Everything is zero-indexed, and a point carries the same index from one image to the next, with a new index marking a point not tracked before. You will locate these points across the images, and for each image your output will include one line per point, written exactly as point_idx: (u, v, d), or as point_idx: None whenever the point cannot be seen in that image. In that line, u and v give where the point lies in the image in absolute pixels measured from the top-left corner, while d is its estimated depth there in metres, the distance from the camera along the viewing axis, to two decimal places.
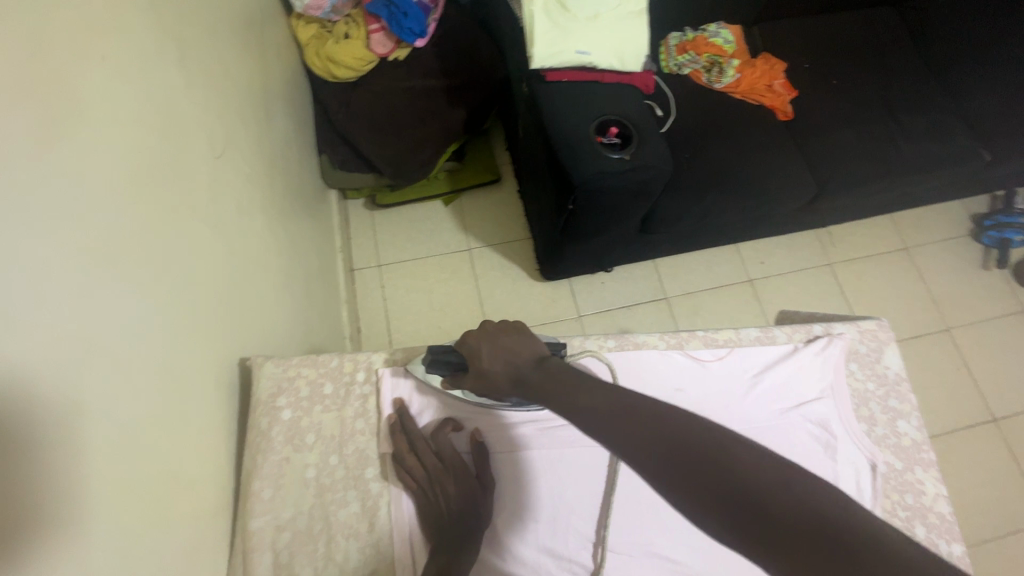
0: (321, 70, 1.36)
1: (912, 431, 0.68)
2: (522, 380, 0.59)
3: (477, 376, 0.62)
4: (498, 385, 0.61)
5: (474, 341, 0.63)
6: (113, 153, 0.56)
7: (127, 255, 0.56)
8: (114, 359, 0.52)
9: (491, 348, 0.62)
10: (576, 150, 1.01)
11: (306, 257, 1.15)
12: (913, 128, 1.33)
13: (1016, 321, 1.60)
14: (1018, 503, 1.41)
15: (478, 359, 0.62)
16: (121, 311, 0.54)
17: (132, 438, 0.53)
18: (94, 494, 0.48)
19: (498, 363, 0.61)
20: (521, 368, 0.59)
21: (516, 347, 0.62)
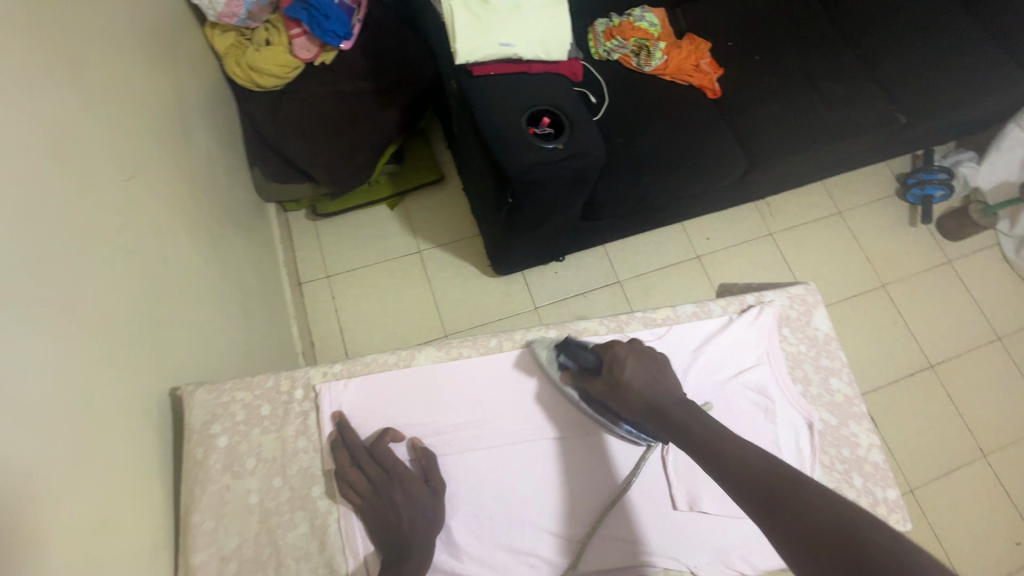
0: (243, 79, 1.31)
1: (843, 387, 0.72)
2: (660, 415, 0.61)
3: (611, 384, 0.65)
4: (626, 399, 0.64)
5: (623, 353, 0.66)
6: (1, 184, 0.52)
7: (29, 293, 0.53)
8: (24, 405, 0.49)
9: (633, 364, 0.65)
10: (509, 144, 1.01)
11: (243, 275, 1.11)
12: (833, 97, 1.39)
13: (943, 272, 1.70)
14: (956, 441, 1.51)
15: (619, 369, 0.65)
16: (27, 352, 0.51)
17: (50, 485, 0.50)
18: (9, 550, 0.45)
19: (637, 380, 0.64)
20: (660, 399, 0.62)
21: (660, 375, 0.65)
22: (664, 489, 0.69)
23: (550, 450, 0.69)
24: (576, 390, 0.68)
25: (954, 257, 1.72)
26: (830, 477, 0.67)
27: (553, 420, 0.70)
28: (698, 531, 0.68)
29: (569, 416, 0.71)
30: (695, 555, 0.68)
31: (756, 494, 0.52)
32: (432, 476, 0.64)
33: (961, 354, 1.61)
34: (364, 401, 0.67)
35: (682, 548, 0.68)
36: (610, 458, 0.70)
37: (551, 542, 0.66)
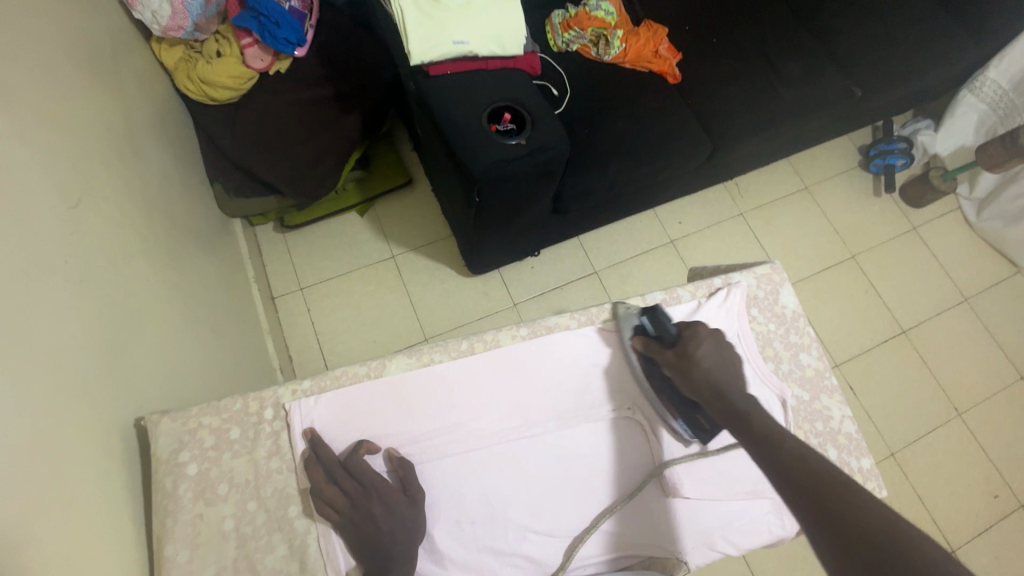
0: (196, 94, 1.27)
1: (813, 361, 0.73)
2: (724, 400, 0.61)
3: (681, 357, 0.65)
4: (692, 376, 0.64)
5: (704, 336, 0.66)
6: None
7: None
8: None
9: (706, 347, 0.65)
10: (472, 144, 1.00)
11: (209, 295, 1.09)
12: (791, 75, 1.41)
13: (909, 239, 1.74)
14: (932, 403, 1.55)
15: (693, 347, 0.65)
16: None
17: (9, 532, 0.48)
18: None
19: (708, 361, 0.64)
20: (727, 388, 0.62)
21: (730, 367, 0.65)
22: (646, 480, 0.70)
23: (532, 448, 0.69)
24: (643, 355, 0.69)
25: (919, 224, 1.76)
26: None
27: (528, 416, 0.69)
28: (683, 519, 0.68)
29: (546, 412, 0.70)
30: (682, 541, 0.68)
31: (803, 498, 0.51)
32: (410, 486, 0.62)
33: (931, 318, 1.65)
34: (336, 417, 0.65)
35: (668, 536, 0.68)
36: (591, 451, 0.70)
37: (535, 539, 0.66)
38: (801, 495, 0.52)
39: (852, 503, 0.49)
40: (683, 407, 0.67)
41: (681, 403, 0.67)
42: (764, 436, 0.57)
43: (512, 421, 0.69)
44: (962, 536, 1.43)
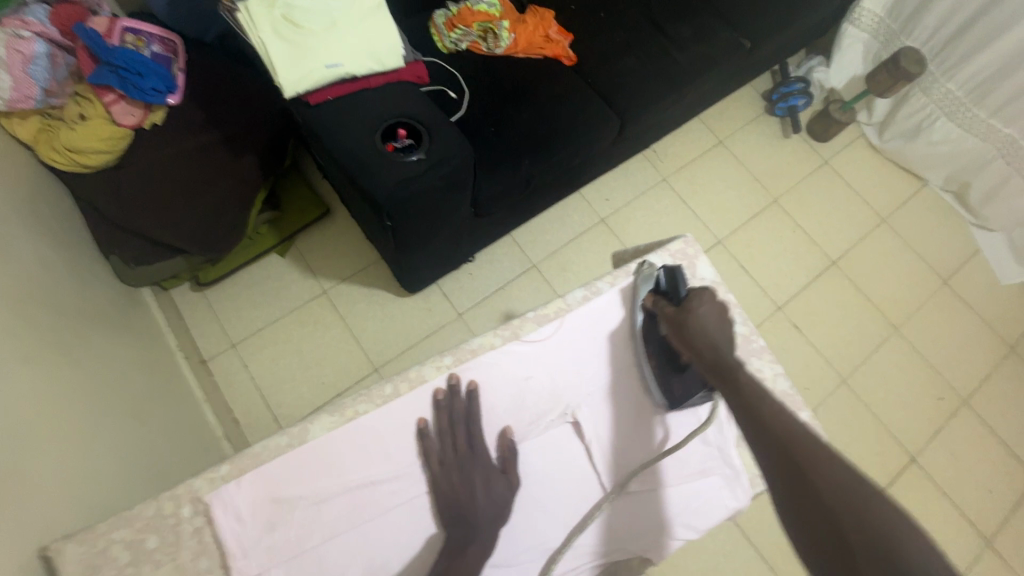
0: (66, 163, 1.14)
1: (739, 327, 0.73)
2: (717, 355, 0.58)
3: (679, 313, 0.62)
4: (686, 326, 0.61)
5: (704, 294, 0.63)
6: None
7: None
8: None
9: (708, 307, 0.62)
10: (370, 168, 0.96)
11: (120, 380, 1.00)
12: (681, 37, 1.42)
13: (823, 173, 1.81)
14: (871, 324, 1.63)
15: (695, 303, 0.62)
16: None
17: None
18: None
19: (707, 320, 0.61)
20: (720, 346, 0.59)
21: (720, 326, 0.61)
22: (593, 481, 0.65)
23: (495, 471, 0.61)
24: (647, 308, 0.67)
25: (830, 156, 1.83)
26: None
27: (474, 442, 0.62)
28: (637, 513, 0.64)
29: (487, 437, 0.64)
30: (642, 539, 0.64)
31: (778, 460, 0.50)
32: (350, 538, 0.58)
33: (857, 244, 1.72)
34: (264, 498, 0.58)
35: (630, 538, 0.64)
36: (534, 466, 0.64)
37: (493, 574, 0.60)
38: (778, 458, 0.51)
39: (824, 466, 0.48)
40: (664, 369, 0.67)
41: (665, 364, 0.66)
42: (748, 400, 0.54)
43: (457, 447, 0.62)
44: (920, 442, 1.52)
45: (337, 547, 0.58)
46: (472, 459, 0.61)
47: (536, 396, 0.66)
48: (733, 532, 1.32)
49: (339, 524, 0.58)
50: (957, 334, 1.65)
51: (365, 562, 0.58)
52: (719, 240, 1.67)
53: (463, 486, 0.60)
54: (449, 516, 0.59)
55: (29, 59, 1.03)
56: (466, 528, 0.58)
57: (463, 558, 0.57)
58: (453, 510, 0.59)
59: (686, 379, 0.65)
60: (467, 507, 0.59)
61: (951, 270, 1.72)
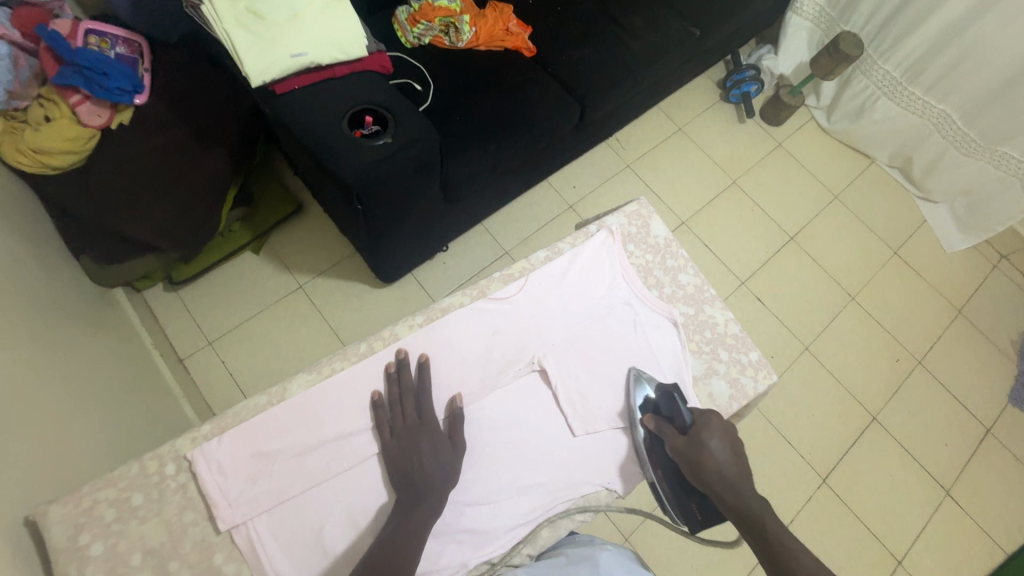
0: (33, 165, 1.14)
1: (692, 279, 0.78)
2: (734, 499, 0.56)
3: (693, 444, 0.59)
4: (700, 465, 0.58)
5: (712, 427, 0.60)
6: None
7: None
8: None
9: (718, 439, 0.59)
10: (339, 153, 0.99)
11: (94, 373, 1.00)
12: (634, 27, 1.49)
13: (778, 154, 1.90)
14: (829, 293, 1.72)
15: (704, 436, 0.59)
16: None
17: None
18: None
19: (721, 457, 0.58)
20: (741, 489, 0.56)
21: (734, 460, 0.58)
22: (559, 423, 0.68)
23: (442, 437, 0.62)
24: (654, 433, 0.64)
25: (783, 139, 1.93)
26: (701, 360, 0.74)
27: (424, 410, 0.63)
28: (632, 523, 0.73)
29: (436, 406, 0.66)
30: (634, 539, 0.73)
31: None
32: (333, 481, 0.61)
33: (812, 220, 1.82)
34: (246, 451, 0.60)
35: (596, 470, 0.67)
36: (506, 412, 0.68)
37: (474, 512, 0.63)
38: None
39: None
40: (679, 494, 0.62)
41: (680, 489, 0.62)
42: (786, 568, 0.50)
43: (406, 418, 0.63)
44: (880, 401, 1.60)
45: (323, 491, 0.61)
46: (422, 427, 0.62)
47: (505, 348, 0.70)
48: None
49: (317, 470, 0.61)
50: (908, 299, 1.75)
51: (344, 504, 0.61)
52: (683, 221, 1.75)
53: (413, 453, 0.61)
54: (399, 481, 0.60)
55: None
56: (414, 495, 0.59)
57: (411, 521, 0.57)
58: (402, 476, 0.60)
59: (704, 505, 0.60)
60: (415, 472, 0.60)
61: (900, 241, 1.83)
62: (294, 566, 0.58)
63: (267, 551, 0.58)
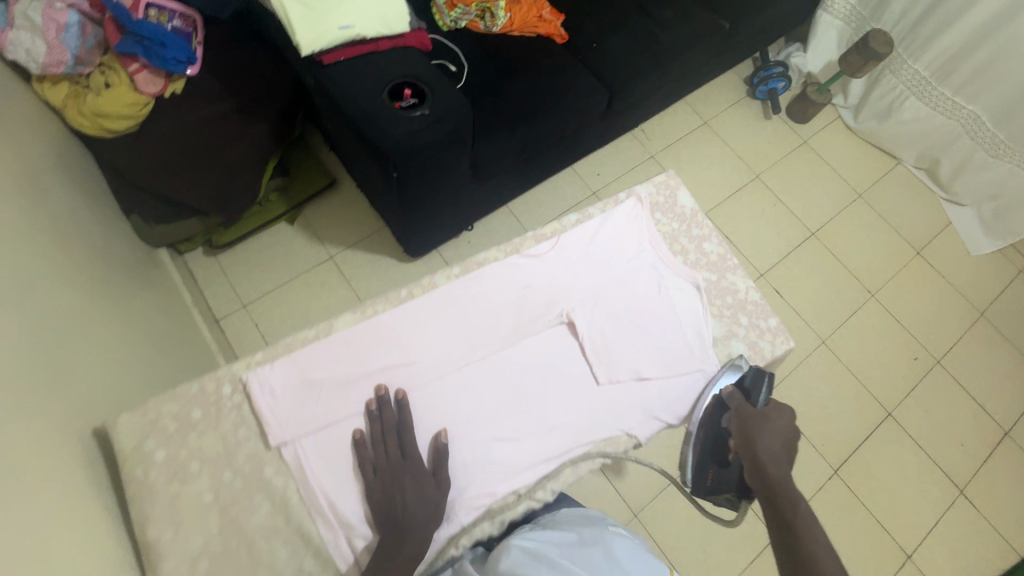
0: (91, 127, 1.21)
1: (715, 247, 0.82)
2: (770, 470, 0.59)
3: (759, 414, 0.64)
4: (754, 431, 0.63)
5: (785, 413, 0.64)
6: None
7: None
8: None
9: (785, 425, 0.64)
10: (380, 123, 1.05)
11: (144, 320, 1.06)
12: (665, 18, 1.52)
13: (802, 151, 1.91)
14: (848, 290, 1.73)
15: (773, 413, 0.64)
16: None
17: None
18: None
19: (776, 435, 0.63)
20: (783, 469, 0.60)
21: (790, 446, 0.62)
22: (584, 372, 0.72)
23: (425, 476, 0.62)
24: (723, 397, 0.70)
25: (809, 137, 1.94)
26: (721, 323, 0.77)
27: (405, 449, 0.63)
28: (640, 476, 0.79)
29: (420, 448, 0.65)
30: None
31: None
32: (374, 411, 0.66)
33: (835, 217, 1.83)
34: (295, 377, 0.66)
35: (617, 418, 0.71)
36: (535, 359, 0.72)
37: (502, 446, 0.67)
38: None
39: None
40: (706, 457, 0.67)
41: (710, 453, 0.67)
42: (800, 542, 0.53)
43: (390, 455, 0.63)
44: (896, 399, 1.60)
45: (366, 420, 0.65)
46: (403, 465, 0.62)
47: (536, 301, 0.74)
48: None
49: (359, 399, 0.66)
50: (929, 299, 1.75)
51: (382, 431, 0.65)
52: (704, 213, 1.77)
53: (392, 497, 0.60)
54: (382, 522, 0.60)
55: (63, 27, 1.11)
56: (397, 535, 0.58)
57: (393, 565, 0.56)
58: (385, 517, 0.60)
59: (722, 475, 0.65)
60: (397, 512, 0.59)
61: (923, 242, 1.83)
62: (336, 484, 0.62)
63: (312, 467, 0.62)
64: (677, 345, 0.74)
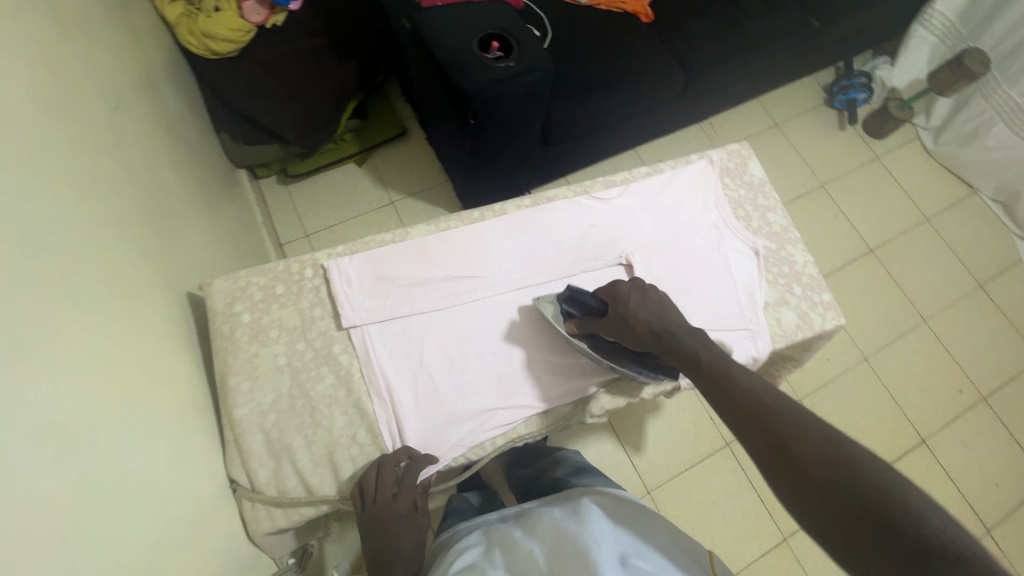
0: (199, 48, 1.32)
1: (779, 219, 0.83)
2: (666, 337, 0.65)
3: (617, 319, 0.67)
4: (631, 326, 0.66)
5: (629, 291, 0.69)
6: (25, 95, 0.58)
7: (64, 184, 0.59)
8: (70, 262, 0.55)
9: (636, 296, 0.68)
10: (466, 67, 1.10)
11: (227, 223, 1.16)
12: (754, 8, 1.50)
13: (873, 167, 1.87)
14: (900, 311, 1.68)
15: (621, 298, 0.68)
16: (68, 226, 0.57)
17: (102, 338, 0.56)
18: (85, 380, 0.51)
19: (642, 309, 0.67)
20: (671, 327, 0.65)
21: (663, 305, 0.67)
22: None
23: (410, 514, 0.67)
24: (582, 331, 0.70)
25: (882, 153, 1.89)
26: (775, 290, 0.79)
27: (402, 501, 0.64)
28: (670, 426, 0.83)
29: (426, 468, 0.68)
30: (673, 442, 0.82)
31: (751, 430, 0.55)
32: (435, 315, 0.71)
33: (897, 237, 1.78)
34: (370, 271, 0.72)
35: None
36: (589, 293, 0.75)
37: (544, 366, 0.72)
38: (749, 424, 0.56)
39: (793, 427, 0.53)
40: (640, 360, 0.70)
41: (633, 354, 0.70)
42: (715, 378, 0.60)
43: (391, 506, 0.63)
44: (933, 427, 1.56)
45: (426, 320, 0.71)
46: (383, 501, 0.63)
47: (597, 240, 0.77)
48: (737, 474, 1.40)
49: (422, 300, 0.71)
50: (985, 334, 1.69)
51: (439, 333, 0.71)
52: None
53: (382, 533, 0.64)
54: (373, 553, 0.65)
55: None
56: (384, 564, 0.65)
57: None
58: (375, 545, 0.65)
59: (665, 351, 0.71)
60: (389, 550, 0.65)
61: (988, 275, 1.76)
62: (394, 371, 0.69)
63: (375, 353, 0.69)
64: (729, 303, 0.76)
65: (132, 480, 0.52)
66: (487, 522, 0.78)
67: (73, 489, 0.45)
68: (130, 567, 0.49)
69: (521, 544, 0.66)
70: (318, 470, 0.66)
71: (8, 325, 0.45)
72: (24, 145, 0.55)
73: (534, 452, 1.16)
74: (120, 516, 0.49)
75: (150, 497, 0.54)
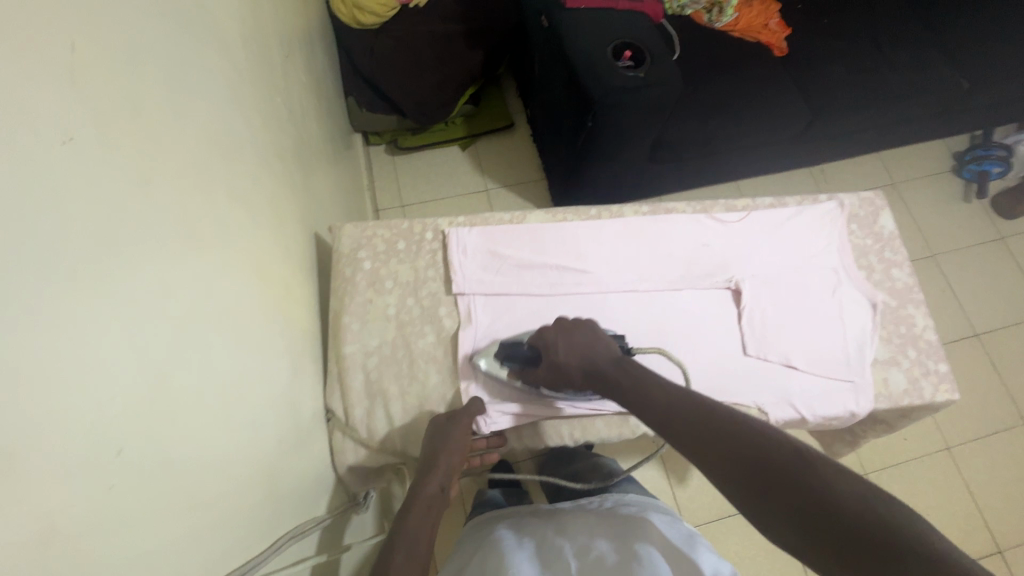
0: (347, 17, 1.44)
1: (904, 276, 0.80)
2: (596, 373, 0.64)
3: (551, 368, 0.66)
4: (569, 376, 0.66)
5: (549, 335, 0.67)
6: (236, 35, 0.66)
7: (252, 116, 0.67)
8: (251, 182, 0.63)
9: (560, 339, 0.66)
10: (596, 72, 1.12)
11: (344, 179, 1.24)
12: (898, 60, 1.42)
13: (996, 248, 1.72)
14: (998, 407, 1.54)
15: (546, 347, 0.67)
16: (252, 152, 0.65)
17: (262, 254, 0.63)
18: (247, 284, 0.58)
19: (567, 355, 0.65)
20: (599, 361, 0.65)
21: (592, 342, 0.66)
22: (735, 337, 0.74)
23: None
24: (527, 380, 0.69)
25: (1008, 235, 1.74)
26: (888, 347, 0.76)
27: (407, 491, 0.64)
28: None
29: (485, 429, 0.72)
30: None
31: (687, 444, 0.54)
32: (538, 299, 0.74)
33: (1009, 327, 1.63)
34: (485, 247, 0.76)
35: (751, 389, 0.71)
36: (692, 308, 0.75)
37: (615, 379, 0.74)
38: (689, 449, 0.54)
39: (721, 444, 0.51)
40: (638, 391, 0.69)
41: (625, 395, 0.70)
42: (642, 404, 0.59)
43: None
44: (1013, 539, 1.42)
45: (530, 302, 0.74)
46: None
47: (708, 261, 0.77)
48: None
49: (529, 283, 0.75)
50: None
51: (538, 317, 0.73)
52: None
53: None
54: None
55: None
56: None
57: None
58: None
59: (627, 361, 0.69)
60: None
61: None
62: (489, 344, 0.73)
63: (476, 324, 0.73)
64: (835, 349, 0.73)
65: (205, 433, 0.46)
66: (518, 514, 0.82)
67: (229, 370, 0.51)
68: (241, 460, 0.51)
69: (552, 541, 0.68)
70: (405, 419, 0.71)
71: (155, 215, 0.43)
72: (231, 77, 0.62)
73: (573, 455, 1.15)
74: (168, 479, 0.41)
75: (192, 472, 0.44)
